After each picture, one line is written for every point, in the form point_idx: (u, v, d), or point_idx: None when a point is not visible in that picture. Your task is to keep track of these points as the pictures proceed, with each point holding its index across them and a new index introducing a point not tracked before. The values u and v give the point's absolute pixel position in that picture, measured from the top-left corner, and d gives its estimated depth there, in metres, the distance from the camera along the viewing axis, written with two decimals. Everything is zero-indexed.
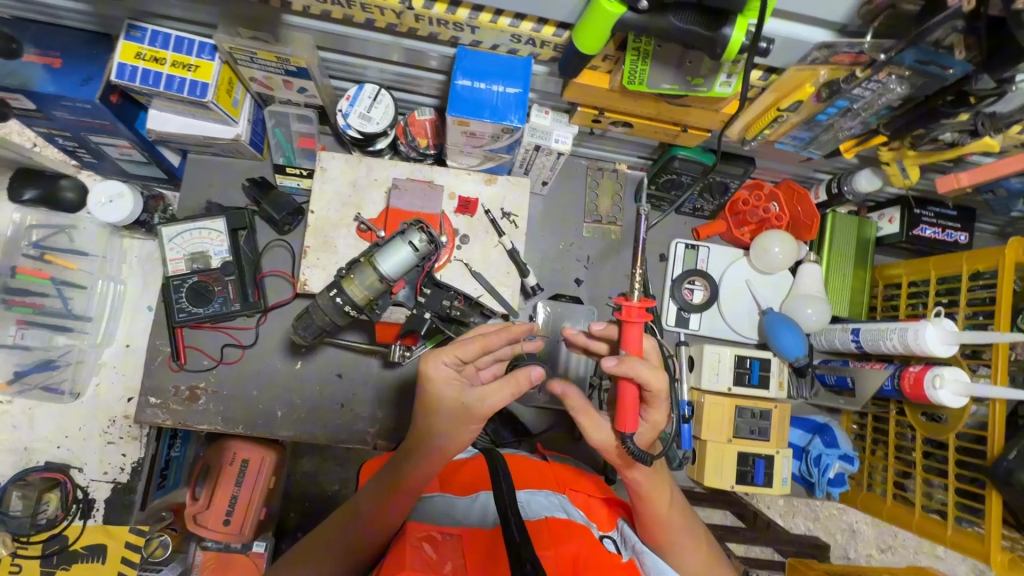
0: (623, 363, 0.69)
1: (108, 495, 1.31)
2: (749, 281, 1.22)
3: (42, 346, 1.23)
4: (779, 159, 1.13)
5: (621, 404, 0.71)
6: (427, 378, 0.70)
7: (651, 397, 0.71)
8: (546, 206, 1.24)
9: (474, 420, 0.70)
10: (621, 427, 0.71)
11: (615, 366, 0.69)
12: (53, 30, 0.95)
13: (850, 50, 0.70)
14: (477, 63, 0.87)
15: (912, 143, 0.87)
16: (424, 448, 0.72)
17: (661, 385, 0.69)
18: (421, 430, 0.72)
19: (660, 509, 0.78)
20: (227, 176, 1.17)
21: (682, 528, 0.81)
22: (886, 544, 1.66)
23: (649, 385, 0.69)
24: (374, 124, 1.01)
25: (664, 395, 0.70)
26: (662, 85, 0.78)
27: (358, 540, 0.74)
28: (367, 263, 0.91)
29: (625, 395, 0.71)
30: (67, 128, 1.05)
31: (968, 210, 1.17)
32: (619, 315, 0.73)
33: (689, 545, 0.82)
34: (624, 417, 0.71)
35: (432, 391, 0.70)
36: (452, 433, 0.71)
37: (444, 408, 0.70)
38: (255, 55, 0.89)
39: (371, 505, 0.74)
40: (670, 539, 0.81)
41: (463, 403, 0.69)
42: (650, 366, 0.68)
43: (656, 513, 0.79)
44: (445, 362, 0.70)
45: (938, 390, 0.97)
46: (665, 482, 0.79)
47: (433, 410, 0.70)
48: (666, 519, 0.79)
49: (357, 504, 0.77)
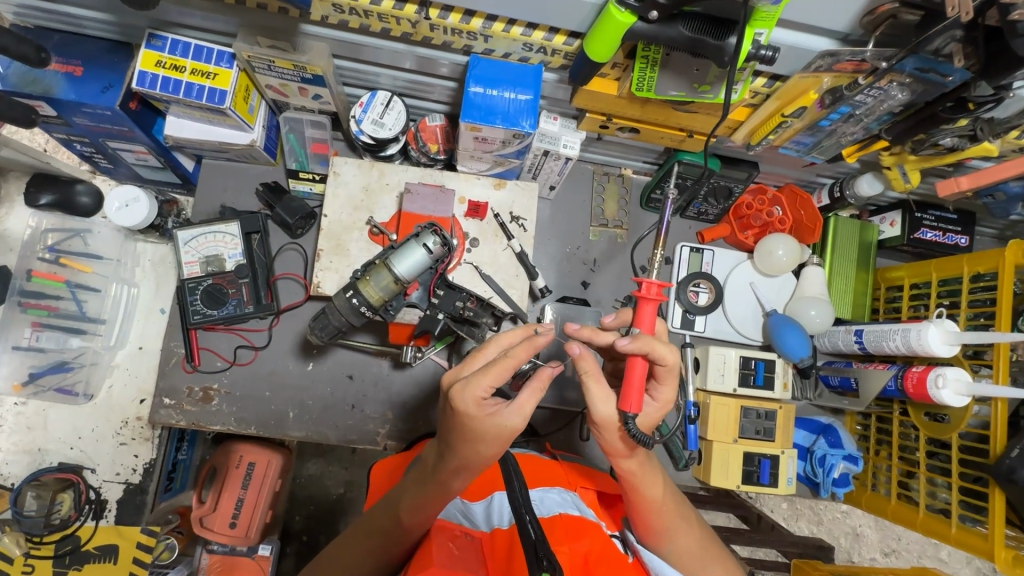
0: (638, 339, 0.68)
1: (120, 495, 1.33)
2: (754, 283, 1.24)
3: (57, 348, 1.25)
4: (782, 164, 1.16)
5: (629, 382, 0.70)
6: (461, 412, 0.68)
7: (662, 373, 0.72)
8: (553, 210, 1.26)
9: (516, 434, 0.70)
10: (627, 406, 0.70)
11: (631, 343, 0.68)
12: (76, 39, 0.98)
13: (853, 58, 0.72)
14: (489, 71, 0.89)
15: (913, 148, 0.89)
16: (470, 467, 0.72)
17: (674, 360, 0.70)
18: (465, 455, 0.71)
19: (653, 494, 0.78)
20: (241, 181, 1.19)
21: (674, 512, 0.81)
22: (889, 547, 1.68)
23: (662, 360, 0.70)
24: (387, 130, 1.03)
25: (675, 370, 0.71)
26: (670, 92, 0.80)
27: (395, 533, 0.78)
28: (382, 265, 0.93)
29: (634, 373, 0.70)
30: (86, 134, 1.07)
31: (969, 214, 1.19)
32: (636, 293, 0.73)
33: (685, 532, 0.82)
34: (629, 397, 0.70)
35: (473, 425, 0.68)
36: (499, 449, 0.71)
37: (489, 437, 0.69)
38: (273, 63, 0.92)
39: (409, 509, 0.76)
40: (665, 523, 0.81)
41: (504, 429, 0.69)
42: (664, 342, 0.69)
43: (649, 499, 0.79)
44: (481, 395, 0.68)
45: (940, 390, 0.98)
46: (655, 466, 0.79)
47: (477, 442, 0.70)
48: (660, 504, 0.79)
49: (393, 502, 0.78)
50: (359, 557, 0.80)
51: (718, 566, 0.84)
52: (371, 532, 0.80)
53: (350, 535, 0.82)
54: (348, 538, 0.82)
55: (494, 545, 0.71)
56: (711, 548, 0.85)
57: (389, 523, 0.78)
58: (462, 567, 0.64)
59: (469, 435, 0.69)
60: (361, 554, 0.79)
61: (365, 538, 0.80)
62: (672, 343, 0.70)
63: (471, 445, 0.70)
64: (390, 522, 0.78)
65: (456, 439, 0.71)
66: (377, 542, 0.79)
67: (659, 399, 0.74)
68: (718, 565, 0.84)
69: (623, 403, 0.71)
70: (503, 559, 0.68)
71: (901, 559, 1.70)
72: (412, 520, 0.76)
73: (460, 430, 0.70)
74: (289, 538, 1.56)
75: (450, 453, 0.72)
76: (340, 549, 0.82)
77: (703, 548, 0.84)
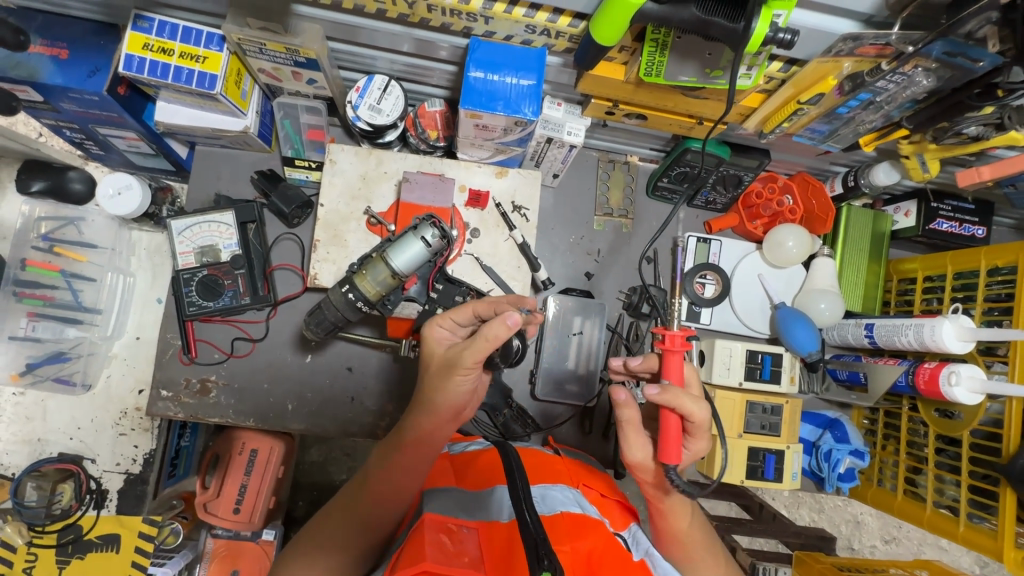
0: (665, 392, 0.68)
1: (121, 485, 1.31)
2: (762, 274, 1.20)
3: (54, 339, 1.24)
4: (794, 152, 1.11)
5: (665, 437, 0.70)
6: (425, 340, 0.81)
7: (693, 427, 0.71)
8: (556, 198, 1.23)
9: (461, 374, 0.74)
10: (666, 458, 0.70)
11: (658, 396, 0.68)
12: (60, 21, 0.94)
13: (877, 42, 0.68)
14: (490, 54, 0.85)
15: (935, 137, 0.86)
16: (426, 404, 0.76)
17: (705, 416, 0.69)
18: (424, 389, 0.78)
19: (682, 525, 0.78)
20: (236, 169, 1.16)
21: (702, 544, 0.80)
22: (890, 535, 1.67)
23: (691, 416, 0.69)
24: (385, 116, 1.00)
25: (705, 425, 0.71)
26: (680, 77, 0.76)
27: (367, 499, 0.77)
28: (380, 259, 0.90)
29: (667, 428, 0.70)
30: (75, 120, 1.04)
31: (986, 203, 1.14)
32: (659, 344, 0.73)
33: (710, 567, 0.79)
34: (667, 449, 0.70)
35: (426, 348, 0.80)
36: (448, 389, 0.75)
37: (435, 364, 0.78)
38: (264, 46, 0.88)
39: (377, 466, 0.78)
40: (690, 553, 0.79)
41: (449, 359, 0.76)
42: (692, 398, 0.68)
43: (675, 530, 0.78)
44: (438, 324, 0.80)
45: (953, 388, 0.96)
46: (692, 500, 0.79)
47: (431, 373, 0.78)
48: (688, 535, 0.79)
49: (366, 470, 0.80)
50: (336, 532, 0.76)
51: None
52: (347, 503, 0.78)
53: (327, 513, 0.79)
54: (329, 513, 0.78)
55: (491, 541, 0.69)
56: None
57: (361, 487, 0.78)
58: (458, 564, 0.62)
59: (426, 362, 0.80)
60: (338, 526, 0.76)
61: (340, 509, 0.78)
62: (701, 398, 0.69)
63: (429, 377, 0.78)
64: (361, 486, 0.78)
65: (422, 369, 0.81)
66: (353, 511, 0.77)
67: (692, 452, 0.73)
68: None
69: (662, 457, 0.70)
70: (501, 556, 0.67)
71: (902, 547, 1.69)
72: (381, 476, 0.77)
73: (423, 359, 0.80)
74: (293, 524, 1.56)
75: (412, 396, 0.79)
76: (317, 530, 0.77)
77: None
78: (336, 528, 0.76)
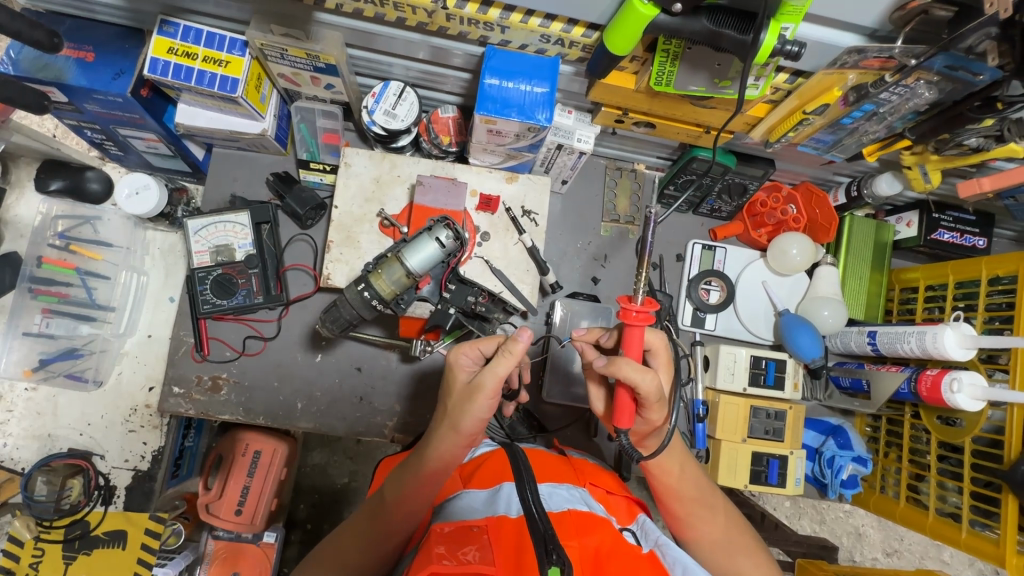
0: (608, 366, 0.71)
1: (128, 481, 1.34)
2: (766, 281, 1.22)
3: (68, 335, 1.26)
4: (798, 161, 1.14)
5: (618, 405, 0.75)
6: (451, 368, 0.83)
7: (646, 401, 0.73)
8: (564, 205, 1.25)
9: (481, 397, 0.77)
10: (617, 425, 0.75)
11: (605, 369, 0.72)
12: (88, 24, 0.97)
13: (880, 55, 0.70)
14: (505, 63, 0.88)
15: (936, 148, 0.88)
16: (448, 428, 0.79)
17: (651, 390, 0.70)
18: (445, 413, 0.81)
19: (669, 480, 0.82)
20: (251, 171, 1.18)
21: (696, 498, 0.83)
22: (891, 547, 1.67)
23: (638, 388, 0.71)
24: (399, 121, 1.02)
25: (658, 397, 0.72)
26: (689, 86, 0.79)
27: (381, 525, 0.79)
28: (394, 259, 0.92)
29: (620, 398, 0.75)
30: (97, 120, 1.06)
31: (987, 215, 1.16)
32: (619, 317, 0.73)
33: (707, 519, 0.83)
34: (620, 416, 0.75)
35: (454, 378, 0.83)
36: (470, 415, 0.77)
37: (458, 390, 0.80)
38: (285, 52, 0.91)
39: (392, 493, 0.79)
40: (686, 509, 0.83)
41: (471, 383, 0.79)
42: (638, 370, 0.70)
43: (667, 485, 0.83)
44: (466, 353, 0.83)
45: (955, 394, 0.97)
46: (676, 456, 0.82)
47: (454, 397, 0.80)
48: (682, 491, 0.82)
49: (380, 493, 0.82)
50: (349, 552, 0.80)
51: (750, 560, 0.82)
52: (360, 526, 0.81)
53: (340, 534, 0.83)
54: (346, 530, 0.82)
55: (500, 534, 0.69)
56: (742, 540, 0.84)
57: (376, 510, 0.80)
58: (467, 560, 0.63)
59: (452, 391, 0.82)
60: (349, 548, 0.80)
61: (355, 531, 0.81)
62: (648, 370, 0.70)
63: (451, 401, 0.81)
64: (376, 510, 0.80)
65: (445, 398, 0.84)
66: (364, 533, 0.80)
67: (648, 417, 0.76)
68: (748, 558, 0.82)
69: (615, 421, 0.76)
70: (511, 549, 0.67)
71: (903, 559, 1.69)
72: (396, 500, 0.79)
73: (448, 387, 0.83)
74: (295, 526, 1.57)
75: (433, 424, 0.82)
76: (331, 548, 0.82)
77: (732, 540, 0.83)
78: (349, 547, 0.80)
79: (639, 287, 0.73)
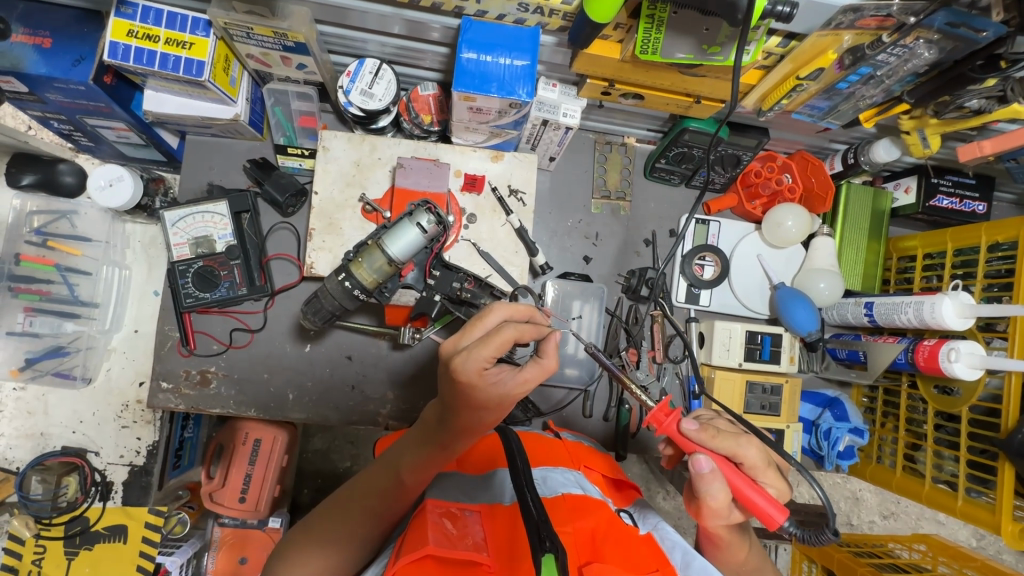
0: (707, 431, 0.69)
1: (126, 477, 1.31)
2: (761, 255, 1.19)
3: (52, 333, 1.23)
4: (792, 130, 1.10)
5: (747, 498, 0.67)
6: (472, 387, 0.67)
7: (758, 470, 0.70)
8: (553, 181, 1.22)
9: (514, 404, 0.71)
10: (772, 518, 0.66)
11: (703, 439, 0.69)
12: (42, 8, 0.92)
13: (878, 13, 0.67)
14: (482, 35, 0.83)
15: (936, 111, 0.85)
16: (473, 430, 0.72)
17: (757, 453, 0.69)
18: (464, 419, 0.71)
19: (740, 556, 0.79)
20: (228, 158, 1.14)
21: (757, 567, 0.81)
22: (888, 510, 1.68)
23: (742, 457, 0.69)
24: (377, 101, 0.98)
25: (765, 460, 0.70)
26: (676, 54, 0.75)
27: (396, 500, 0.76)
28: (375, 247, 0.89)
29: (741, 486, 0.67)
30: (62, 111, 1.02)
31: (986, 178, 1.13)
32: (657, 428, 0.71)
33: None
34: (758, 506, 0.67)
35: (475, 394, 0.67)
36: (496, 416, 0.71)
37: (490, 406, 0.68)
38: (251, 31, 0.86)
39: (411, 473, 0.75)
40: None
41: (504, 397, 0.68)
42: (735, 438, 0.69)
43: (734, 559, 0.79)
44: (486, 366, 0.67)
45: (952, 364, 0.95)
46: (743, 531, 0.79)
47: (479, 409, 0.68)
48: (746, 564, 0.80)
49: (394, 464, 0.77)
50: (355, 524, 0.76)
51: None
52: (370, 493, 0.77)
53: (343, 496, 0.79)
54: (345, 502, 0.78)
55: (493, 524, 0.69)
56: None
57: (386, 485, 0.77)
58: (456, 547, 0.62)
59: (470, 402, 0.68)
60: (359, 516, 0.76)
61: (365, 503, 0.77)
62: (746, 437, 0.70)
63: (473, 411, 0.69)
64: (391, 483, 0.77)
65: (456, 406, 0.70)
66: (377, 505, 0.77)
67: (773, 495, 0.70)
68: None
69: (766, 518, 0.66)
70: (503, 535, 0.67)
71: (900, 522, 1.70)
72: (415, 479, 0.75)
73: (460, 397, 0.68)
74: (298, 511, 1.57)
75: (450, 415, 0.72)
76: (334, 508, 0.78)
77: None
78: (352, 521, 0.76)
79: (643, 395, 0.73)
